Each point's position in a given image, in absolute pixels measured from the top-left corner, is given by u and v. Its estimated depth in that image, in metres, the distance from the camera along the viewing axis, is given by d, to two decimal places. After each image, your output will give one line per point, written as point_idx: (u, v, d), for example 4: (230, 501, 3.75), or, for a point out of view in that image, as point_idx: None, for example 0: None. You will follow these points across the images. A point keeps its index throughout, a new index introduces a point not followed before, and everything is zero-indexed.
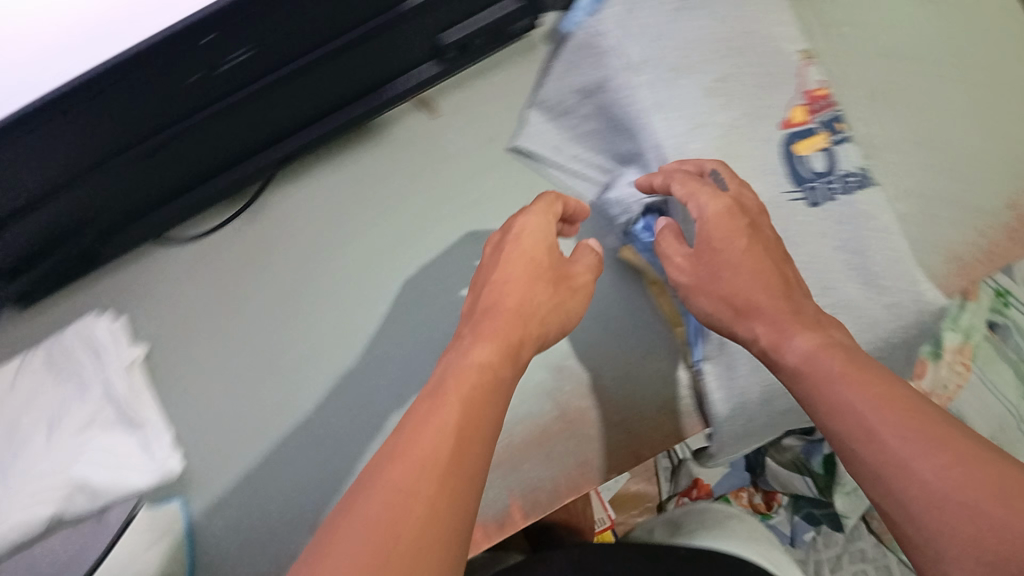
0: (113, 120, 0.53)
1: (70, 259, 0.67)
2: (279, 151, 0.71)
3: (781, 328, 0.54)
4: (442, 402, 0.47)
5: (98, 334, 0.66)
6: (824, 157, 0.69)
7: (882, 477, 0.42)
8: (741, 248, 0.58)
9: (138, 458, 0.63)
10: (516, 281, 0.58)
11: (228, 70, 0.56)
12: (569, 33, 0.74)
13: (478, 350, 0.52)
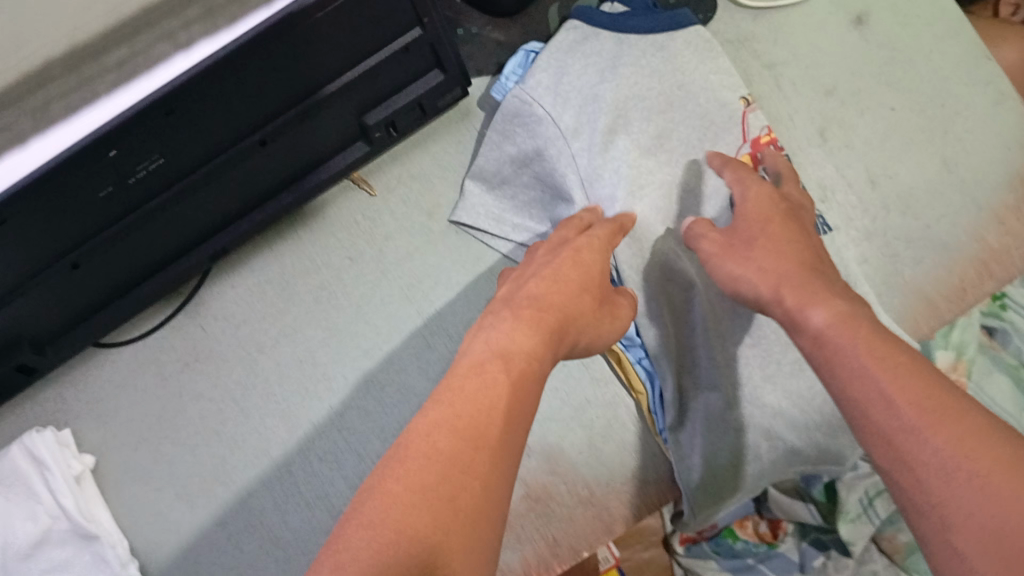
0: (50, 229, 0.56)
1: (9, 375, 0.67)
2: (209, 248, 0.69)
3: (799, 297, 0.49)
4: (489, 395, 0.43)
5: (41, 447, 0.68)
6: None
7: (891, 447, 0.39)
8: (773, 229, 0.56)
9: (96, 571, 0.66)
10: (561, 282, 0.55)
11: (140, 178, 0.57)
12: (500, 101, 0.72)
13: (526, 338, 0.48)
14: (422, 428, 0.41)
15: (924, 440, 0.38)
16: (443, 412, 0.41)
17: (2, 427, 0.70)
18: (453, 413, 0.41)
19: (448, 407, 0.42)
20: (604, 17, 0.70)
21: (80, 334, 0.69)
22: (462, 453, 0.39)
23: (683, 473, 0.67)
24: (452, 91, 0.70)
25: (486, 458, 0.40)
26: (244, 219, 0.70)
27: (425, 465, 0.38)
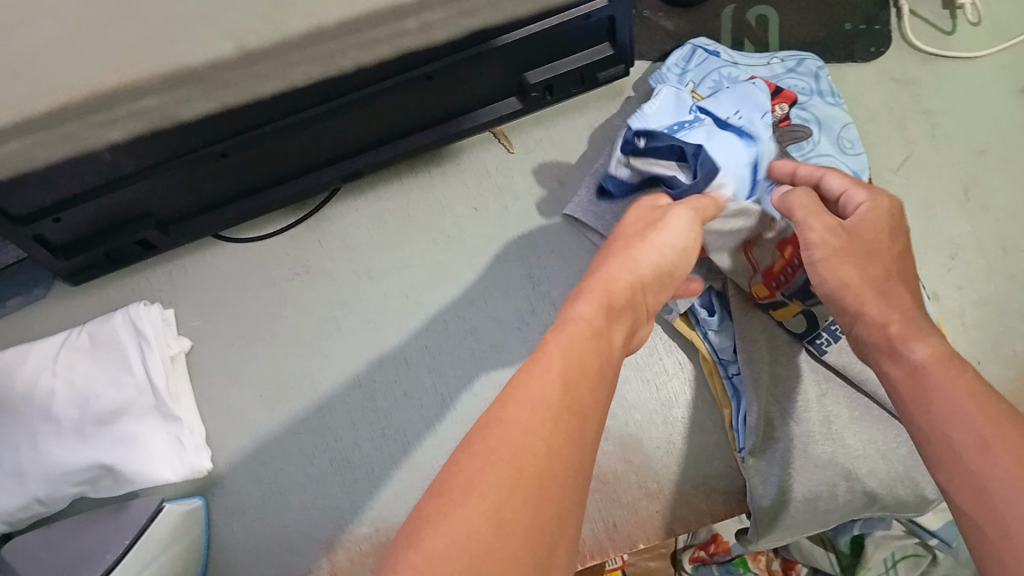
0: (207, 120, 0.57)
1: (128, 245, 0.69)
2: (347, 168, 0.71)
3: (905, 332, 0.48)
4: (581, 366, 0.40)
5: (146, 319, 0.69)
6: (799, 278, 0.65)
7: (981, 492, 0.39)
8: (881, 258, 0.52)
9: (170, 452, 0.67)
10: (643, 253, 0.50)
11: (308, 87, 0.56)
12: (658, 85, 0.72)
13: (595, 304, 0.44)
14: (521, 384, 0.38)
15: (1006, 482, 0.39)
16: (542, 373, 0.38)
17: (108, 294, 0.73)
18: (549, 375, 0.38)
19: (545, 368, 0.39)
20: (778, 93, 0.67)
21: (202, 222, 0.70)
22: (565, 418, 0.36)
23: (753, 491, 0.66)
24: (614, 67, 0.70)
25: (579, 425, 0.37)
26: (388, 147, 0.71)
27: (520, 433, 0.35)
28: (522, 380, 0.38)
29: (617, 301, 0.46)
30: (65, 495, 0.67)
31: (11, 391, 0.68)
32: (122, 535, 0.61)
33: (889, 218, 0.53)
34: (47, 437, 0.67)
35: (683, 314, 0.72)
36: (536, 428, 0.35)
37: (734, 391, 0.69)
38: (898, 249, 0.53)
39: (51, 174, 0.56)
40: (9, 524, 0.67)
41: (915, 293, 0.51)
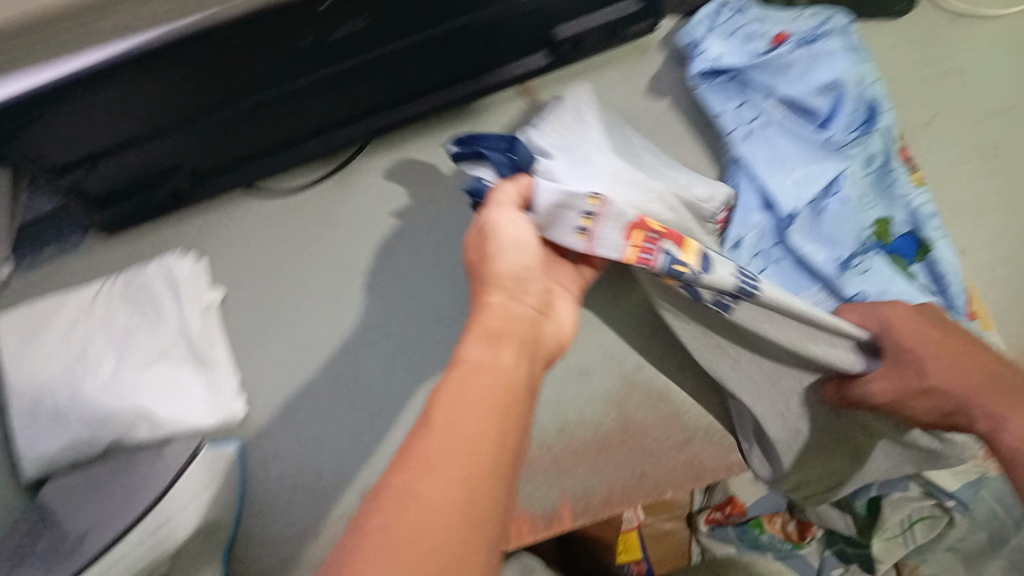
0: (240, 71, 0.58)
1: (162, 197, 0.70)
2: (377, 122, 0.71)
3: (993, 412, 0.52)
4: (481, 428, 0.40)
5: (178, 270, 0.71)
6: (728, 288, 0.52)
7: None
8: (933, 336, 0.57)
9: (203, 399, 0.69)
10: (529, 256, 0.52)
11: (339, 38, 0.57)
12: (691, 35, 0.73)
13: (481, 343, 0.46)
14: (420, 455, 0.38)
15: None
16: (439, 444, 0.39)
17: (141, 245, 0.74)
18: (452, 433, 0.39)
19: (446, 428, 0.40)
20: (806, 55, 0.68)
21: (234, 175, 0.71)
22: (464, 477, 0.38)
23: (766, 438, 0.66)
24: (641, 24, 0.71)
25: (494, 482, 0.39)
26: (416, 102, 0.71)
27: (436, 485, 0.37)
28: (424, 453, 0.38)
29: (489, 333, 0.47)
30: (100, 440, 0.67)
31: (50, 338, 0.70)
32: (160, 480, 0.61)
33: (910, 317, 0.57)
34: (83, 382, 0.69)
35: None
36: (440, 496, 0.36)
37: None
38: (935, 332, 0.57)
39: (85, 123, 0.57)
40: (48, 469, 0.68)
41: (984, 372, 0.54)
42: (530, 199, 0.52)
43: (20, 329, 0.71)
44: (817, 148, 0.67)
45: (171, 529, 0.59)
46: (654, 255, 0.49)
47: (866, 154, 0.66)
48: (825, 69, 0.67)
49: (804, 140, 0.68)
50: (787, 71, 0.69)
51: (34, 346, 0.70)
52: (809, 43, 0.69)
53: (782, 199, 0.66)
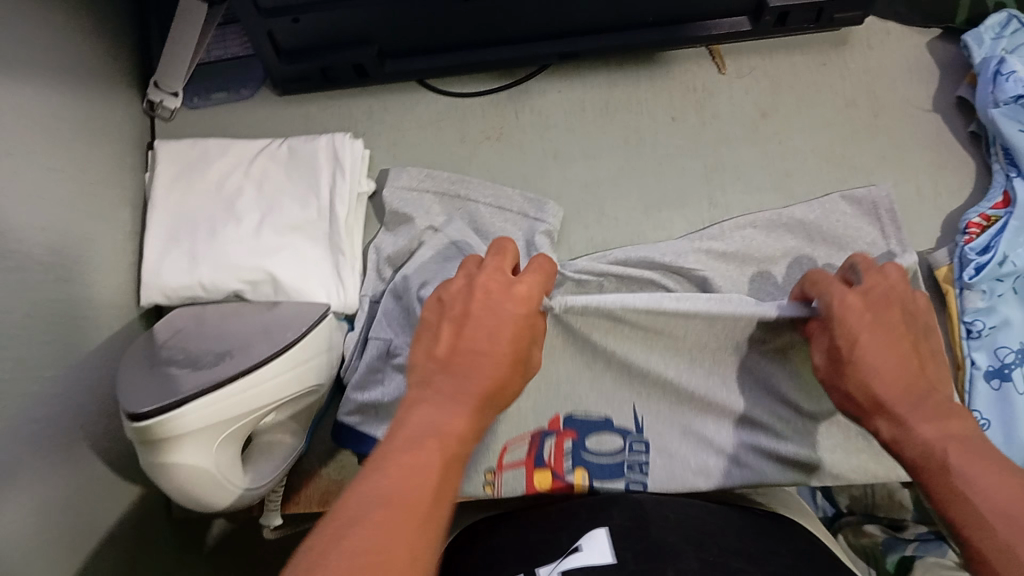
0: None
1: (344, 67, 0.72)
2: (564, 47, 0.72)
3: (885, 360, 0.49)
4: (499, 341, 0.51)
5: (347, 151, 0.72)
6: (608, 449, 0.61)
7: (941, 487, 0.44)
8: (892, 312, 0.51)
9: (330, 281, 0.69)
10: (478, 318, 0.52)
11: None
12: (970, 45, 0.73)
13: (469, 386, 0.49)
14: (460, 370, 0.50)
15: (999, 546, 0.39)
16: (486, 336, 0.51)
17: (309, 111, 0.76)
18: (483, 336, 0.51)
19: (485, 347, 0.51)
20: None
21: (422, 62, 0.73)
22: (457, 397, 0.48)
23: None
24: (852, 12, 0.71)
25: (424, 524, 0.41)
26: (614, 34, 0.72)
27: (365, 531, 0.39)
28: (449, 363, 0.50)
29: (494, 287, 0.53)
30: (223, 290, 0.68)
31: (206, 176, 0.72)
32: (274, 342, 0.61)
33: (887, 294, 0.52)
34: (222, 229, 0.70)
35: (948, 263, 0.68)
36: (451, 425, 0.47)
37: (977, 356, 0.65)
38: (906, 341, 0.51)
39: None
40: (170, 299, 0.69)
41: (891, 333, 0.50)
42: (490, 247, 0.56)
43: (179, 160, 0.72)
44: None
45: (302, 374, 0.62)
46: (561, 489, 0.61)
47: None
48: None
49: None
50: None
51: (188, 179, 0.72)
52: None
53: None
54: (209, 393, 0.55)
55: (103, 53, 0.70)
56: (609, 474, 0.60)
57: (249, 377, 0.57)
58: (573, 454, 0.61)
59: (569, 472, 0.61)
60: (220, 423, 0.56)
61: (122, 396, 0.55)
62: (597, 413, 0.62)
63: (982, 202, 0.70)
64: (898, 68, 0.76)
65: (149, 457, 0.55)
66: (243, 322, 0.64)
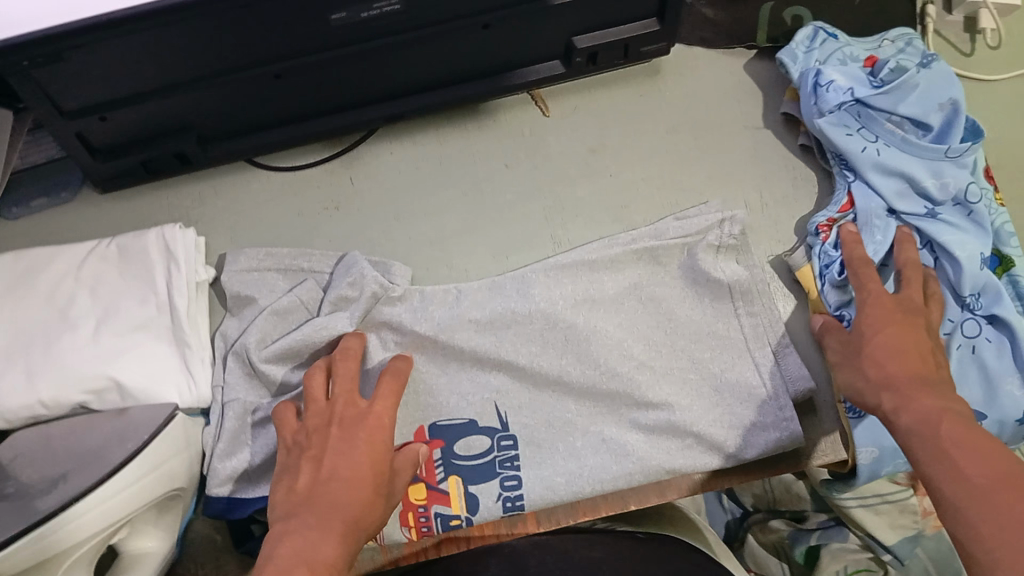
0: (268, 25, 0.60)
1: (167, 157, 0.70)
2: (388, 109, 0.72)
3: (891, 347, 0.59)
4: (361, 466, 0.57)
5: (179, 241, 0.70)
6: (474, 452, 0.66)
7: (937, 455, 0.50)
8: (894, 315, 0.61)
9: (180, 377, 0.67)
10: (340, 452, 0.58)
11: (370, 16, 0.62)
12: (785, 60, 0.76)
13: (336, 509, 0.55)
14: (323, 499, 0.55)
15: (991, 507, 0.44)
16: (346, 463, 0.57)
17: (139, 205, 0.74)
18: (345, 463, 0.57)
19: (344, 480, 0.56)
20: (917, 76, 0.74)
21: (248, 142, 0.72)
22: (325, 522, 0.54)
23: (718, 461, 0.65)
24: (658, 44, 0.74)
25: None
26: (434, 91, 0.73)
27: None
28: (313, 494, 0.56)
29: (352, 414, 0.61)
30: (65, 404, 0.65)
31: (34, 288, 0.69)
32: (115, 456, 0.58)
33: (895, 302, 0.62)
34: (57, 341, 0.67)
35: (809, 264, 0.71)
36: (321, 550, 0.52)
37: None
38: (919, 340, 0.60)
39: (93, 66, 0.59)
40: (7, 422, 0.65)
41: (899, 322, 0.61)
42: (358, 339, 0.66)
43: (5, 276, 0.69)
44: (937, 156, 0.71)
45: (151, 483, 0.59)
46: (429, 522, 0.65)
47: (956, 176, 0.70)
48: (934, 92, 0.73)
49: (922, 151, 0.71)
50: (910, 93, 0.73)
51: (16, 296, 0.69)
52: (924, 66, 0.75)
53: (871, 202, 0.70)
54: (35, 528, 0.53)
55: None
56: (482, 474, 0.65)
57: (83, 501, 0.55)
58: (444, 461, 0.66)
59: (444, 481, 0.66)
60: (53, 557, 0.54)
61: None
62: (459, 417, 0.67)
63: (829, 206, 0.72)
64: (714, 90, 0.79)
65: None
66: (87, 442, 0.62)
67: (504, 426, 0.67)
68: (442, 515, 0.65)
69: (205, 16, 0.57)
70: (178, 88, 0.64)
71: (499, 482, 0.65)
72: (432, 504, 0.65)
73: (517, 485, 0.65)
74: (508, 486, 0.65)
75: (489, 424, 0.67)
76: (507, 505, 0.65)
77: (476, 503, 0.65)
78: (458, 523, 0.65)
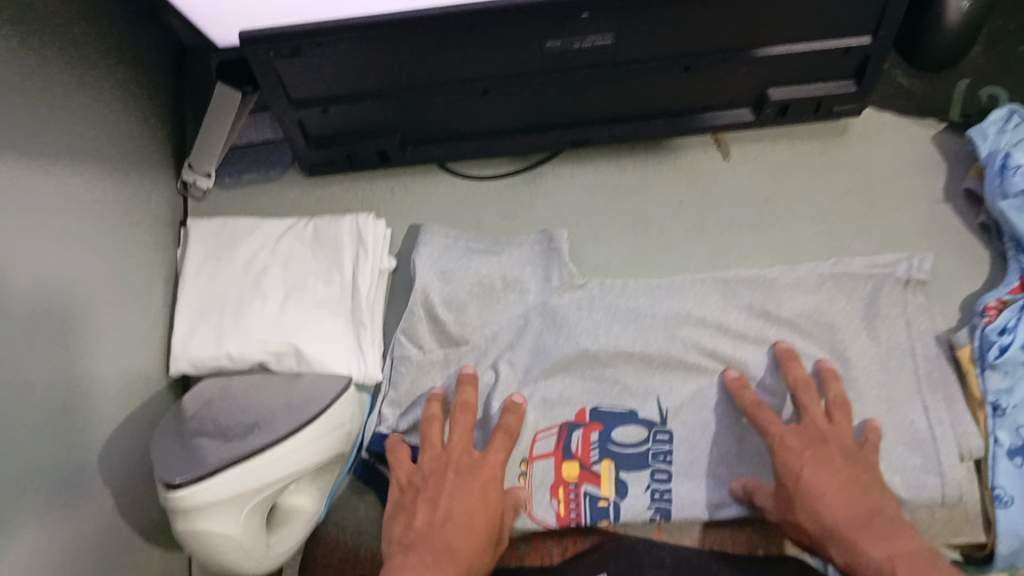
0: (486, 47, 0.64)
1: (369, 151, 0.76)
2: (577, 135, 0.76)
3: (846, 489, 0.61)
4: (473, 513, 0.63)
5: (371, 231, 0.75)
6: (633, 435, 0.70)
7: None
8: (829, 456, 0.63)
9: (352, 355, 0.72)
10: (456, 501, 0.63)
11: (580, 49, 0.65)
12: (975, 140, 0.76)
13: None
14: (437, 538, 0.61)
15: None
16: (458, 510, 0.63)
17: (334, 191, 0.81)
18: (459, 507, 0.63)
19: (454, 524, 0.62)
20: None
21: (441, 148, 0.77)
22: (439, 563, 0.59)
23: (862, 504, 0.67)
24: (850, 105, 0.75)
25: None
26: (622, 123, 0.76)
27: None
28: (429, 533, 0.62)
29: (465, 461, 0.66)
30: (249, 362, 0.71)
31: (235, 253, 0.76)
32: (300, 412, 0.63)
33: (817, 442, 0.64)
34: (250, 303, 0.73)
35: (970, 344, 0.70)
36: None
37: (1000, 434, 0.67)
38: (846, 462, 0.63)
39: (326, 65, 0.65)
40: (196, 369, 0.72)
41: (848, 487, 0.61)
42: (472, 381, 0.70)
43: (211, 239, 0.76)
44: None
45: (330, 440, 0.63)
46: (579, 505, 0.68)
47: None
48: None
49: None
50: None
51: (218, 258, 0.75)
52: None
53: None
54: (232, 467, 0.57)
55: (142, 139, 0.74)
56: (633, 464, 0.69)
57: (280, 448, 0.59)
58: (600, 445, 0.70)
59: (597, 463, 0.69)
60: (248, 492, 0.58)
61: (157, 468, 0.58)
62: (620, 406, 0.71)
63: (1000, 287, 0.72)
64: (897, 156, 0.79)
65: (182, 523, 0.57)
66: (269, 390, 0.66)
67: (662, 421, 0.70)
68: (593, 492, 0.68)
69: (433, 33, 0.62)
70: (395, 91, 0.69)
71: (650, 474, 0.69)
72: (584, 485, 0.68)
73: (666, 479, 0.69)
74: (658, 479, 0.69)
75: (636, 464, 0.69)
76: (654, 496, 0.68)
77: (624, 489, 0.68)
78: (605, 506, 0.68)
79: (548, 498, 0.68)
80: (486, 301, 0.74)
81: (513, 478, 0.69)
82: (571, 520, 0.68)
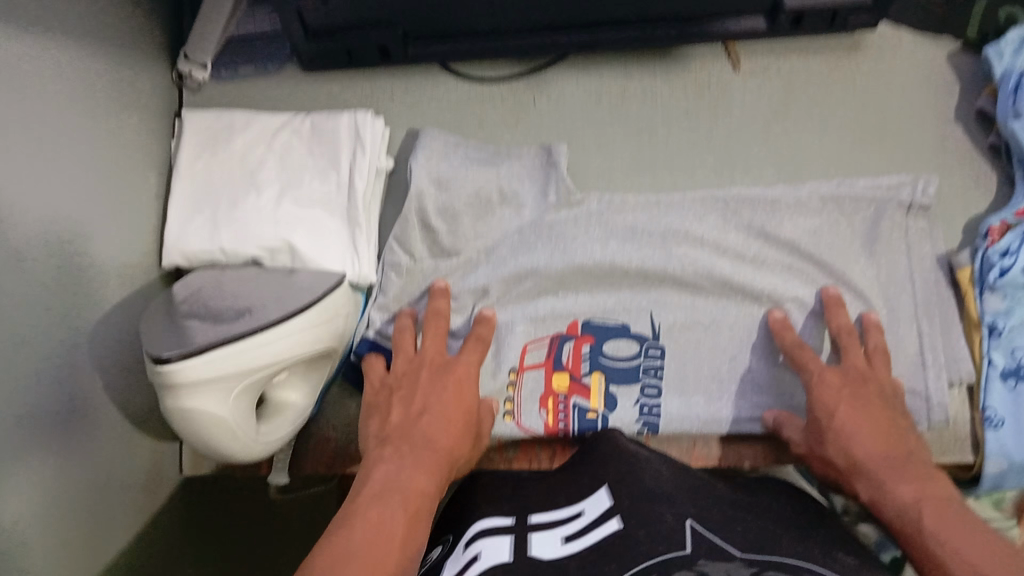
0: None
1: (369, 46, 0.74)
2: (584, 37, 0.74)
3: (869, 422, 0.59)
4: (451, 410, 0.61)
5: (369, 129, 0.74)
6: (623, 351, 0.70)
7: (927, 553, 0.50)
8: (863, 393, 0.61)
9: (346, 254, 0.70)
10: (435, 396, 0.62)
11: None
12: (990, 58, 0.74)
13: (413, 469, 0.56)
14: (416, 434, 0.59)
15: (925, 521, 0.51)
16: (435, 406, 0.61)
17: (333, 88, 0.79)
18: (437, 405, 0.61)
19: (433, 418, 0.60)
20: None
21: (442, 46, 0.75)
22: (415, 458, 0.57)
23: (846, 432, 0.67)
24: (865, 16, 0.73)
25: None
26: (630, 26, 0.74)
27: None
28: (405, 428, 0.60)
29: (438, 363, 0.65)
30: (241, 257, 0.70)
31: (230, 146, 0.74)
32: (292, 302, 0.62)
33: (856, 381, 0.62)
34: (244, 196, 0.72)
35: (970, 265, 0.70)
36: (413, 480, 0.55)
37: (994, 355, 0.67)
38: (877, 400, 0.61)
39: None
40: (188, 261, 0.70)
41: (880, 426, 0.59)
42: (444, 292, 0.69)
43: (206, 131, 0.75)
44: None
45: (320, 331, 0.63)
46: (567, 417, 0.68)
47: None
48: None
49: None
50: None
51: (213, 150, 0.74)
52: None
53: None
54: (222, 347, 0.57)
55: (137, 24, 0.72)
56: (624, 378, 0.69)
57: (271, 333, 0.59)
58: (590, 358, 0.70)
59: (587, 376, 0.69)
60: (237, 374, 0.58)
61: (146, 341, 0.57)
62: (614, 320, 0.71)
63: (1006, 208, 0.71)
64: (908, 74, 0.78)
65: (171, 400, 0.57)
66: (260, 284, 0.65)
67: (654, 336, 0.70)
68: (582, 403, 0.68)
69: None
70: None
71: (640, 388, 0.69)
72: (573, 397, 0.68)
73: (656, 394, 0.69)
74: (648, 394, 0.69)
75: (627, 374, 0.69)
76: (643, 410, 0.68)
77: (614, 403, 0.68)
78: (593, 418, 0.68)
79: (537, 408, 0.68)
80: (482, 212, 0.73)
81: (502, 389, 0.69)
82: (559, 430, 0.68)
